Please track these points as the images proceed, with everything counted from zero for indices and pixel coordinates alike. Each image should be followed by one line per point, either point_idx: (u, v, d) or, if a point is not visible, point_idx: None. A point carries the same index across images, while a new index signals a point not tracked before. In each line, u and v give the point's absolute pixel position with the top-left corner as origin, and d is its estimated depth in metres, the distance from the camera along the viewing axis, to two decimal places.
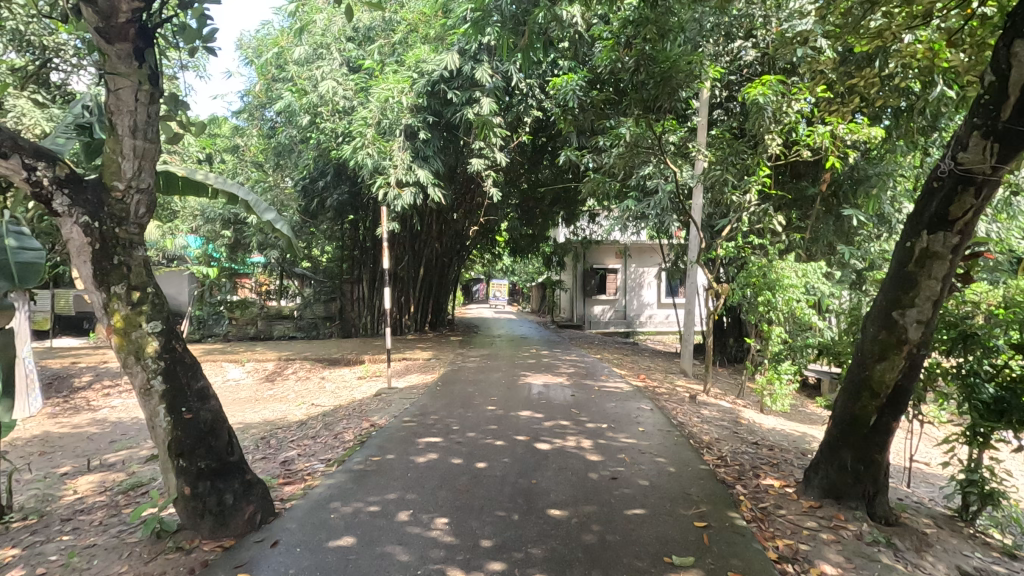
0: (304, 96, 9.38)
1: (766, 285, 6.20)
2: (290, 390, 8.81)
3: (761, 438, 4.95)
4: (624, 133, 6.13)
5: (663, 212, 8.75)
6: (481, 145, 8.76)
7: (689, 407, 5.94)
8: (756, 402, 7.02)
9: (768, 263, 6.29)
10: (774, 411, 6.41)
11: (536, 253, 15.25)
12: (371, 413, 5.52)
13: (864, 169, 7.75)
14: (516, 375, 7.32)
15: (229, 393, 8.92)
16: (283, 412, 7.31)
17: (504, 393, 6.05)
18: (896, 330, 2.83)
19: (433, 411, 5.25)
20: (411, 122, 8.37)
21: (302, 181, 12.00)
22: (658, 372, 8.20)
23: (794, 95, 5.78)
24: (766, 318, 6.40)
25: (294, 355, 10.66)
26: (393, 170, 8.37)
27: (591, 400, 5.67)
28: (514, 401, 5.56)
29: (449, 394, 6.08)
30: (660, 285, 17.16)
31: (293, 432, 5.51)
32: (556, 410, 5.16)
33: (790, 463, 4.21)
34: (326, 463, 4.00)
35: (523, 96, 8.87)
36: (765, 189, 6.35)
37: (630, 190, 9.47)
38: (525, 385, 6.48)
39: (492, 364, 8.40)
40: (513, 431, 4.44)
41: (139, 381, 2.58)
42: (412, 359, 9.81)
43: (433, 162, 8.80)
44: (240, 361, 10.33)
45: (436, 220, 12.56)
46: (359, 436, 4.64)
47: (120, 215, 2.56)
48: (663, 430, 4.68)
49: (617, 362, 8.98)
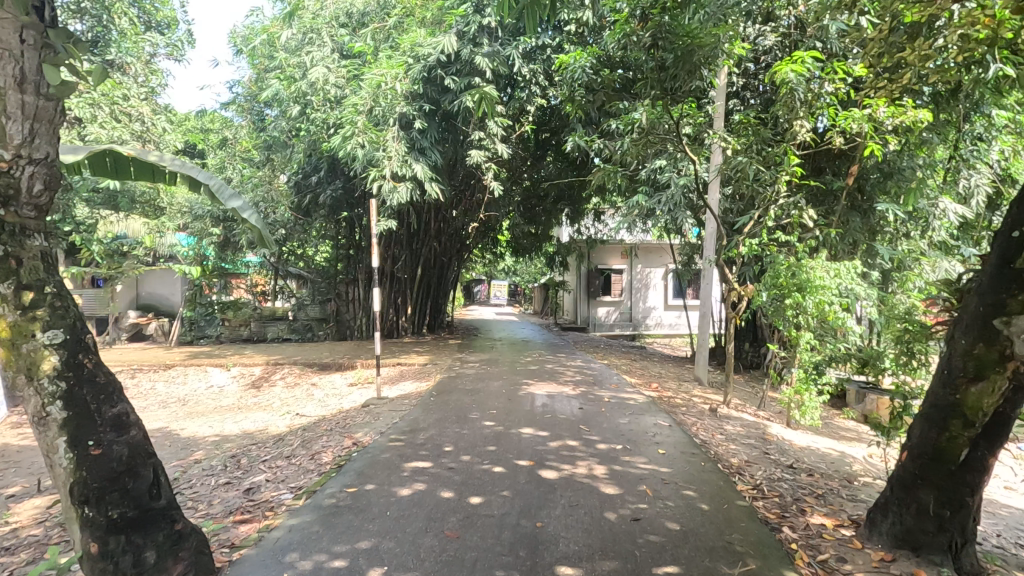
0: (295, 85, 8.82)
1: (795, 286, 5.56)
2: (276, 398, 8.21)
3: (796, 460, 4.35)
4: (639, 118, 5.54)
5: (675, 208, 8.16)
6: (480, 135, 8.17)
7: (710, 422, 5.33)
8: (779, 415, 6.43)
9: (797, 262, 5.66)
10: (802, 426, 5.80)
11: (539, 253, 14.66)
12: (355, 428, 4.92)
13: (895, 161, 7.16)
14: (518, 384, 6.72)
15: (212, 400, 8.33)
16: (265, 423, 6.71)
17: (504, 405, 5.45)
18: (998, 342, 2.24)
19: (425, 427, 4.65)
20: (406, 110, 7.77)
21: (294, 177, 11.48)
22: (671, 380, 7.59)
23: (827, 75, 5.22)
24: (794, 323, 5.78)
25: (283, 359, 10.09)
26: (387, 162, 7.72)
27: (601, 414, 5.07)
28: (515, 416, 4.96)
29: (444, 406, 5.48)
30: (667, 285, 16.58)
31: (268, 449, 4.92)
32: (563, 427, 4.55)
33: (837, 493, 3.60)
34: (295, 494, 3.40)
35: (526, 83, 8.28)
36: (794, 180, 5.75)
37: (639, 183, 8.89)
38: (527, 396, 5.88)
39: (492, 371, 7.81)
40: (513, 454, 3.85)
41: (32, 408, 2.02)
42: (408, 365, 9.24)
43: (431, 154, 8.22)
44: (226, 365, 9.76)
45: (435, 217, 12.00)
46: (338, 459, 4.05)
47: (6, 194, 2.00)
48: (686, 452, 4.09)
49: (626, 368, 8.39)
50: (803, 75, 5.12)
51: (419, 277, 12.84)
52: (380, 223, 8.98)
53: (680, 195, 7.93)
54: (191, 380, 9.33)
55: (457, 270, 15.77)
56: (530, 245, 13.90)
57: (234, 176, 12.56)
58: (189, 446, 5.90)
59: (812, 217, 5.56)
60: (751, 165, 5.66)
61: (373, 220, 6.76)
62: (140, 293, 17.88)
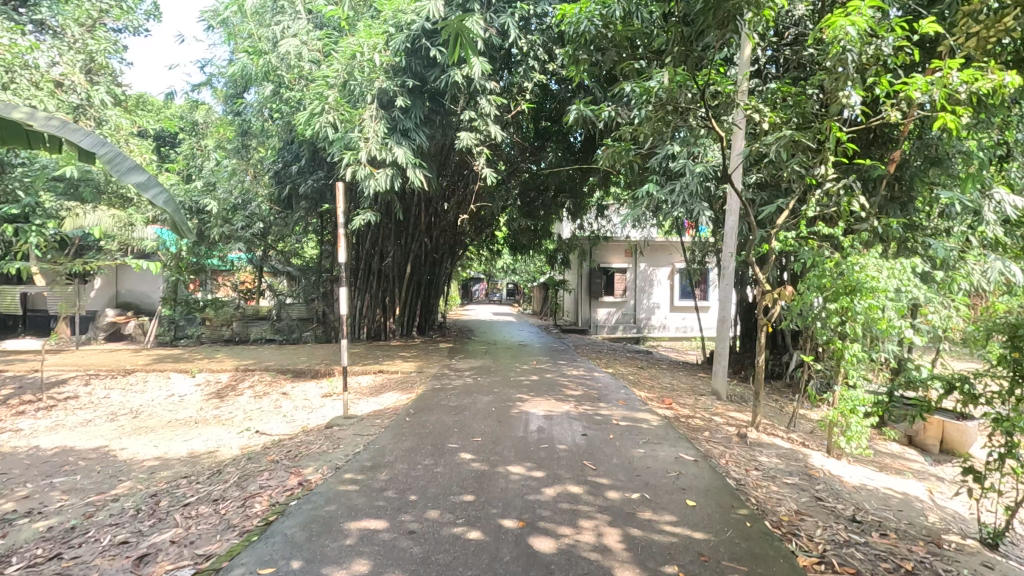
0: (262, 58, 7.89)
1: (842, 289, 4.61)
2: (239, 410, 7.28)
3: (858, 510, 3.43)
4: (655, 86, 4.61)
5: (691, 198, 7.25)
6: (470, 114, 7.26)
7: (740, 451, 4.42)
8: (814, 437, 5.56)
9: (844, 257, 4.71)
10: (847, 456, 4.88)
11: (538, 251, 13.76)
12: (307, 461, 4.00)
13: (943, 144, 6.24)
14: (511, 399, 5.80)
15: (168, 412, 7.39)
16: (217, 443, 5.78)
17: (492, 429, 4.52)
18: None
19: (390, 463, 3.71)
20: (385, 85, 6.87)
21: (274, 165, 10.66)
22: (687, 395, 6.68)
23: (886, 30, 4.29)
24: (837, 332, 4.86)
25: (255, 364, 9.18)
26: (364, 144, 6.79)
27: (610, 444, 4.14)
28: (504, 447, 4.03)
29: (419, 429, 4.55)
30: (673, 285, 15.70)
31: (199, 483, 3.99)
32: (562, 465, 3.63)
33: (931, 568, 2.66)
34: (194, 571, 2.48)
35: (523, 57, 7.41)
36: (844, 159, 4.75)
37: (650, 172, 8.02)
38: (521, 417, 4.96)
39: (483, 382, 6.90)
40: (496, 509, 2.92)
41: None
42: (390, 373, 8.31)
43: (415, 136, 7.28)
44: (191, 371, 8.87)
45: (425, 210, 11.12)
46: (271, 509, 3.11)
47: None
48: (724, 502, 3.17)
49: (634, 379, 7.46)
50: (860, 34, 4.23)
51: (408, 275, 11.97)
52: (359, 215, 8.02)
53: (696, 181, 7.04)
54: (151, 388, 8.41)
55: (450, 268, 14.87)
56: (529, 241, 12.98)
57: (208, 165, 11.70)
58: (118, 473, 4.98)
59: (864, 203, 4.61)
60: (791, 141, 4.64)
61: (340, 206, 5.49)
62: (119, 292, 17.03)
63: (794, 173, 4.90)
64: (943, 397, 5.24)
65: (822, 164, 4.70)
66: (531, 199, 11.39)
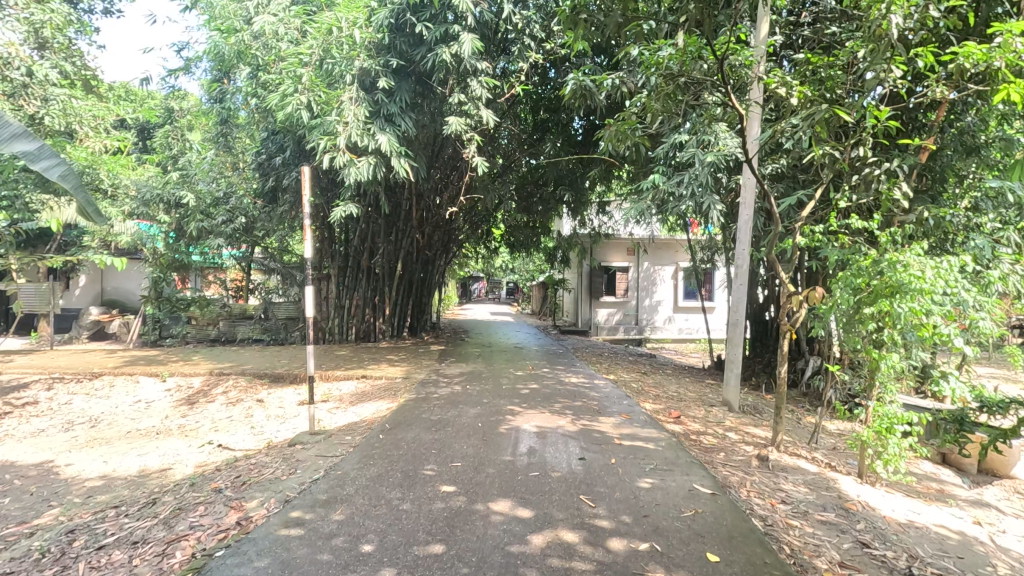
0: (234, 36, 7.27)
1: (879, 289, 3.95)
2: (207, 419, 6.68)
3: (913, 560, 2.82)
4: (665, 56, 4.02)
5: (701, 190, 6.65)
6: (460, 98, 6.70)
7: (763, 478, 3.80)
8: (840, 457, 4.95)
9: (880, 254, 4.07)
10: (882, 481, 4.27)
11: (537, 248, 13.17)
12: (255, 490, 3.39)
13: (980, 132, 5.63)
14: (501, 411, 5.20)
15: (129, 420, 6.78)
16: (174, 459, 5.20)
17: (475, 452, 3.91)
18: None
19: (348, 498, 3.11)
20: (366, 64, 6.29)
21: (258, 156, 10.09)
22: (696, 406, 6.07)
23: None
24: (871, 339, 4.26)
25: (231, 368, 8.58)
26: (342, 128, 6.17)
27: (611, 472, 3.53)
28: (486, 475, 3.43)
29: (391, 452, 3.94)
30: (676, 284, 15.10)
31: (127, 516, 3.39)
32: (555, 502, 3.02)
33: None
34: None
35: (517, 34, 6.89)
36: (884, 140, 4.09)
37: (656, 162, 7.42)
38: (511, 435, 4.34)
39: (471, 389, 6.29)
40: (468, 568, 2.33)
41: None
42: (375, 378, 7.71)
43: (400, 122, 6.62)
44: (161, 374, 8.26)
45: (417, 205, 10.53)
46: (192, 562, 2.52)
47: None
48: (754, 555, 2.55)
49: (638, 387, 6.85)
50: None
51: (399, 273, 11.40)
52: (340, 207, 7.41)
53: (706, 172, 6.46)
54: (117, 394, 7.81)
55: (445, 265, 14.29)
56: (527, 239, 12.49)
57: (187, 156, 11.12)
58: (52, 496, 4.39)
59: (908, 192, 3.96)
60: (824, 120, 4.00)
61: (305, 192, 4.83)
62: (105, 289, 16.59)
63: (825, 158, 4.25)
64: (974, 409, 4.92)
65: (859, 146, 4.06)
66: (529, 193, 10.83)
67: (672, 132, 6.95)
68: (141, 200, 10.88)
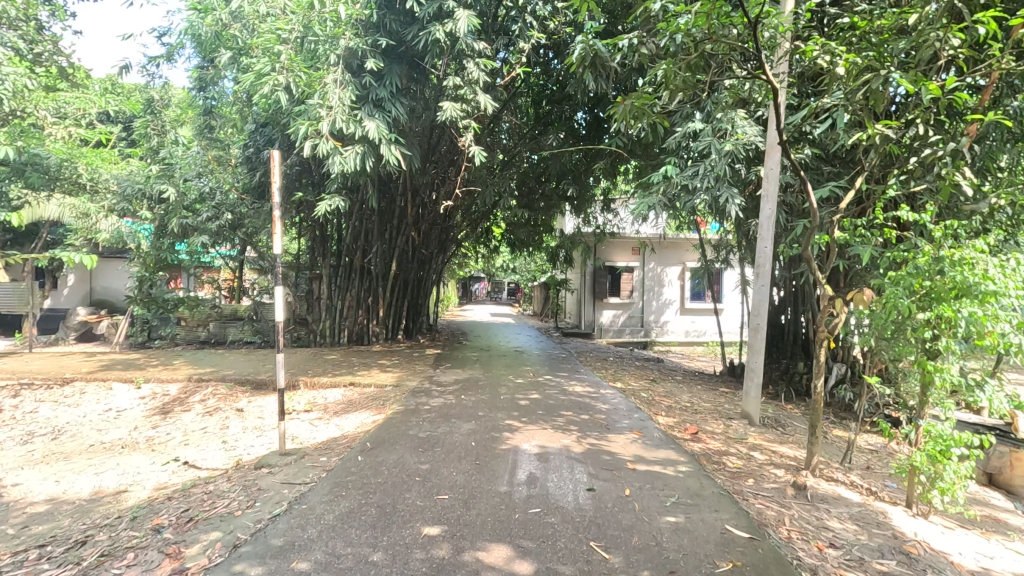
0: (211, 15, 6.77)
1: (939, 291, 3.36)
2: (179, 431, 6.14)
3: None
4: (688, 21, 3.47)
5: (718, 182, 6.09)
6: (455, 81, 6.16)
7: (803, 513, 3.22)
8: (881, 480, 4.38)
9: (936, 251, 3.49)
10: (937, 512, 3.68)
11: (539, 247, 12.64)
12: (200, 530, 2.84)
13: None
14: (498, 427, 4.64)
15: (95, 432, 6.23)
16: (133, 479, 4.65)
17: (466, 480, 3.35)
18: None
19: (307, 546, 2.55)
20: (351, 43, 5.74)
21: (245, 149, 9.56)
22: (714, 420, 5.51)
23: None
24: (924, 350, 3.68)
25: (210, 373, 8.03)
26: (326, 113, 5.63)
27: (626, 508, 2.98)
28: (477, 514, 2.87)
29: (368, 480, 3.39)
30: (684, 285, 14.53)
31: (49, 560, 2.84)
32: (559, 553, 2.46)
33: None
34: None
35: (517, 13, 6.36)
36: (947, 117, 3.47)
37: (669, 154, 6.87)
38: (507, 458, 3.78)
39: (466, 400, 5.73)
40: None
41: None
42: (364, 385, 7.15)
43: (390, 107, 6.04)
44: (137, 381, 7.73)
45: (412, 201, 10.01)
46: None
47: None
48: None
49: (649, 398, 6.29)
50: None
51: (393, 273, 10.88)
52: (325, 201, 6.86)
53: (723, 162, 5.90)
54: (87, 402, 7.26)
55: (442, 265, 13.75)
56: (528, 237, 11.87)
57: (171, 149, 10.61)
58: None
59: (974, 177, 3.35)
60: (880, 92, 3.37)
61: (275, 179, 4.25)
62: (95, 289, 16.09)
63: (876, 138, 3.63)
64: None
65: (918, 124, 3.46)
66: (531, 189, 10.32)
67: (687, 120, 6.40)
68: (123, 196, 10.33)
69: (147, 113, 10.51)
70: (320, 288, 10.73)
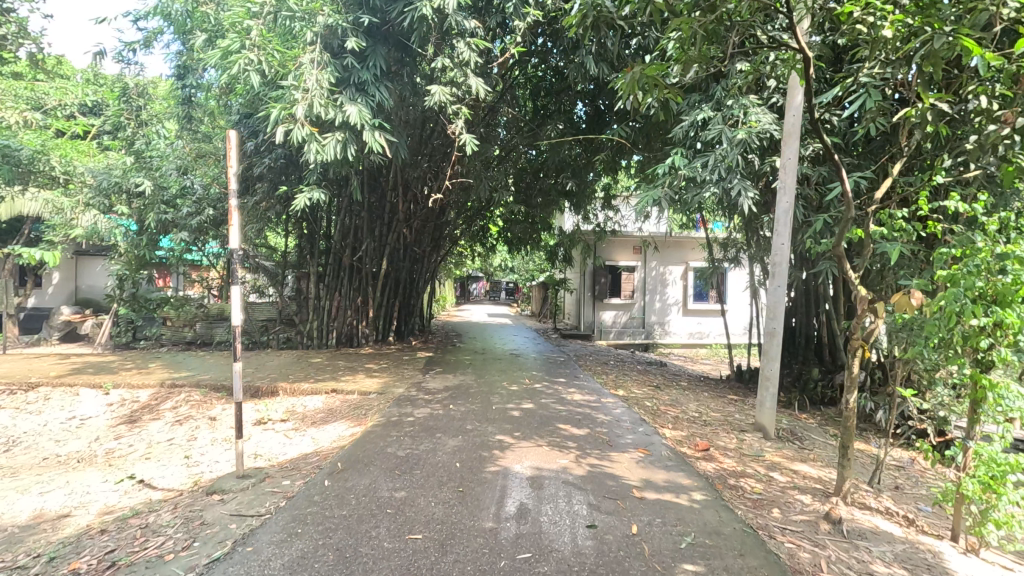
0: None
1: (1000, 293, 2.85)
2: (143, 442, 5.63)
3: None
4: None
5: (729, 174, 5.59)
6: (444, 62, 5.67)
7: (842, 555, 2.72)
8: (919, 507, 3.87)
9: (993, 247, 2.98)
10: (991, 549, 3.18)
11: (537, 246, 12.18)
12: None
13: None
14: (487, 443, 4.14)
15: (52, 444, 5.74)
16: (79, 501, 4.15)
17: (444, 514, 2.86)
18: None
19: None
20: (328, 19, 5.24)
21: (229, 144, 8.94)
22: (725, 433, 5.02)
23: None
24: (977, 361, 3.17)
25: (185, 378, 7.52)
26: (301, 96, 5.13)
27: (634, 553, 2.49)
28: (454, 562, 2.38)
29: (330, 513, 2.90)
30: (687, 284, 14.06)
31: None
32: None
33: None
34: None
35: None
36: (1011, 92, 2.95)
37: (676, 143, 6.37)
38: (494, 485, 3.28)
39: (455, 411, 5.24)
40: None
41: None
42: (346, 392, 6.64)
43: (374, 91, 5.53)
44: (105, 387, 7.22)
45: (402, 195, 9.50)
46: None
47: None
48: None
49: (655, 408, 5.79)
50: None
51: (383, 271, 10.37)
52: (303, 194, 6.36)
53: (735, 152, 5.42)
54: (50, 409, 6.76)
55: (436, 264, 13.24)
56: (525, 235, 11.36)
57: (149, 141, 10.12)
58: None
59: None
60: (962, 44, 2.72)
61: (231, 162, 3.77)
62: (79, 287, 15.56)
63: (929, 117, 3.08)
64: None
65: (978, 96, 2.93)
66: (529, 184, 9.85)
67: (695, 107, 5.94)
68: (99, 190, 9.83)
69: (122, 101, 10.01)
70: (307, 288, 10.26)
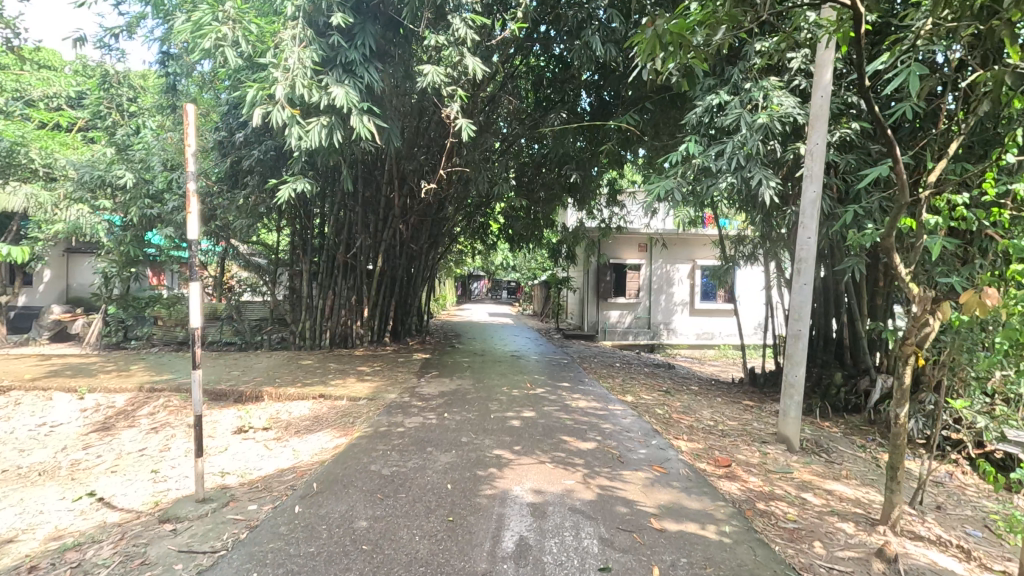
0: None
1: None
2: (112, 453, 5.20)
3: None
4: None
5: (748, 162, 5.10)
6: (439, 39, 5.21)
7: None
8: (971, 533, 3.41)
9: None
10: None
11: (540, 244, 11.72)
12: None
13: None
14: (482, 460, 3.69)
15: (15, 454, 5.31)
16: (27, 522, 3.71)
17: (428, 553, 2.41)
18: None
19: None
20: None
21: (216, 134, 8.46)
22: (746, 446, 4.56)
23: None
24: None
25: (166, 382, 7.06)
26: (281, 75, 4.68)
27: None
28: None
29: (295, 551, 2.45)
30: (693, 283, 13.59)
31: None
32: None
33: None
34: None
35: None
36: None
37: (689, 130, 5.89)
38: (488, 513, 2.83)
39: (449, 421, 4.78)
40: None
41: None
42: (335, 398, 6.19)
43: (362, 72, 5.09)
44: (80, 391, 6.79)
45: (398, 189, 9.05)
46: None
47: None
48: None
49: (668, 417, 5.33)
50: None
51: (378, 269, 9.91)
52: (287, 185, 5.90)
53: (755, 138, 4.94)
54: (19, 416, 6.33)
55: (434, 261, 12.77)
56: (527, 232, 10.89)
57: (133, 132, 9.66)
58: None
59: None
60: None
61: (189, 140, 3.32)
62: (71, 286, 15.21)
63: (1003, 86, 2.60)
64: None
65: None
66: (531, 178, 9.37)
67: (710, 91, 5.48)
68: (82, 183, 9.34)
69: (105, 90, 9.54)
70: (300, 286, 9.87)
